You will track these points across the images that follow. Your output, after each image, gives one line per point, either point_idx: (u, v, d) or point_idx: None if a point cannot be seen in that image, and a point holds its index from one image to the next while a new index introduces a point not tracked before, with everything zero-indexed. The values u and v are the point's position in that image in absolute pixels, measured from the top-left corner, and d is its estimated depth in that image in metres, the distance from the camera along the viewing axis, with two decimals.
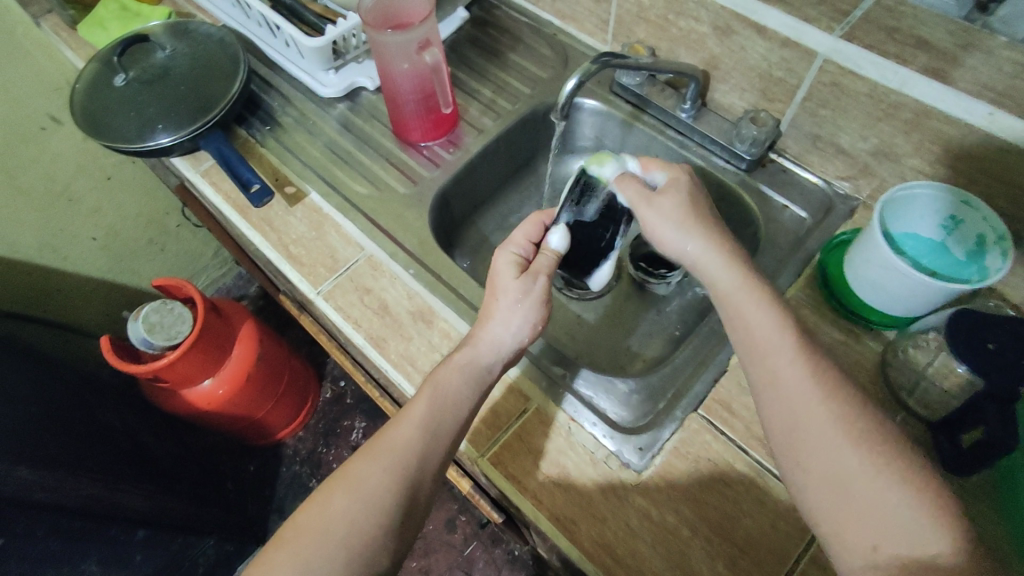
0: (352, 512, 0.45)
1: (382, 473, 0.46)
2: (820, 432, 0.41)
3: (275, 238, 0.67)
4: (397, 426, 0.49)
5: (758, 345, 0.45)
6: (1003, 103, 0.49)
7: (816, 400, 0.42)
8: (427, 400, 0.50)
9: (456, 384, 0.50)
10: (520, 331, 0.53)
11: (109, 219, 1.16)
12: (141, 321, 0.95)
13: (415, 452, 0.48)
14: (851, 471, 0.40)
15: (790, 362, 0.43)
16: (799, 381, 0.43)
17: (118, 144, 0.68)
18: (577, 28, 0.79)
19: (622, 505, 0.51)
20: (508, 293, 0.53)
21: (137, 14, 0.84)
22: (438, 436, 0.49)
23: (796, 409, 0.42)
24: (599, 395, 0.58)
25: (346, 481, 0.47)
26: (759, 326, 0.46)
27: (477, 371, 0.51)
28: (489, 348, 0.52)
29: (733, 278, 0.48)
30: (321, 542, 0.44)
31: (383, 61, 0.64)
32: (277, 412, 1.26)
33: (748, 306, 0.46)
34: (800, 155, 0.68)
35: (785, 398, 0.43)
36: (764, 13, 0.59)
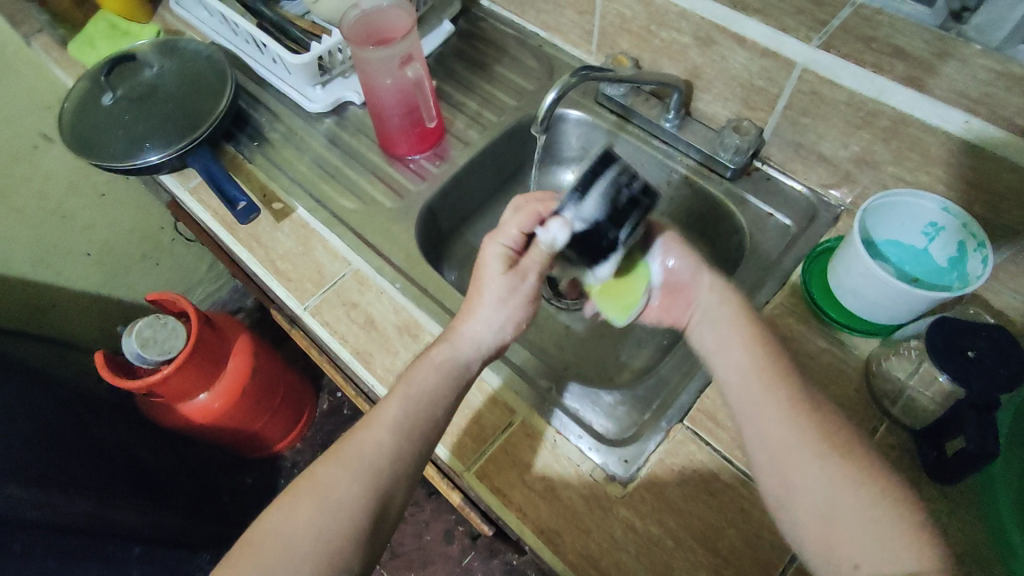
0: (323, 518, 0.45)
1: (354, 480, 0.47)
2: (799, 448, 0.43)
3: (263, 253, 0.67)
4: (367, 429, 0.49)
5: (741, 368, 0.49)
6: (978, 111, 0.50)
7: (785, 417, 0.45)
8: (401, 400, 0.50)
9: (432, 383, 0.51)
10: (501, 329, 0.54)
11: (103, 234, 1.17)
12: (135, 335, 0.96)
13: (388, 457, 0.48)
14: (829, 491, 0.41)
15: (763, 385, 0.47)
16: (773, 402, 0.46)
17: (107, 163, 0.69)
18: (561, 39, 0.80)
19: (607, 517, 0.52)
20: (491, 286, 0.54)
21: (125, 33, 0.85)
22: (410, 441, 0.49)
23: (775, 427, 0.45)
24: (586, 408, 0.58)
25: (317, 482, 0.47)
26: (739, 348, 0.50)
27: (454, 370, 0.52)
28: (469, 346, 0.53)
29: (726, 335, 0.51)
30: (291, 554, 0.44)
31: (367, 77, 0.65)
32: (273, 425, 1.26)
33: (731, 346, 0.50)
34: (784, 163, 0.68)
35: (762, 416, 0.46)
36: (742, 24, 0.60)
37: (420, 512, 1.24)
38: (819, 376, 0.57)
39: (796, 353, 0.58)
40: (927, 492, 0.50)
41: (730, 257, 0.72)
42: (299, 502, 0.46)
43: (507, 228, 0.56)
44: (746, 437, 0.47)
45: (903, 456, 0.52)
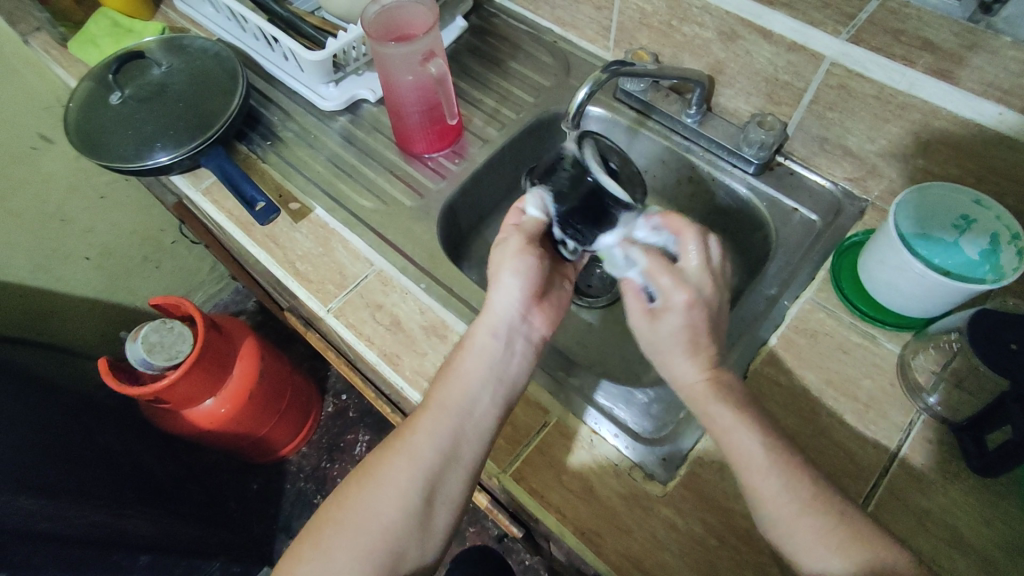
0: (379, 504, 0.48)
1: (408, 469, 0.49)
2: (801, 520, 0.43)
3: (281, 255, 0.66)
4: (418, 422, 0.51)
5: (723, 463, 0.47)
6: (1010, 103, 0.50)
7: (782, 490, 0.44)
8: (444, 387, 0.52)
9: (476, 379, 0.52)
10: (517, 285, 0.54)
11: (103, 238, 1.14)
12: (141, 341, 0.94)
13: (436, 450, 0.50)
14: (833, 562, 0.42)
15: (755, 459, 0.45)
16: (771, 486, 0.44)
17: (117, 164, 0.67)
18: (577, 35, 0.79)
19: (648, 515, 0.51)
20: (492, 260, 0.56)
21: (129, 30, 0.82)
22: (459, 428, 0.51)
23: (769, 514, 0.44)
24: (618, 406, 0.58)
25: (375, 471, 0.50)
26: (726, 439, 0.47)
27: (492, 363, 0.53)
28: (491, 316, 0.54)
29: (704, 407, 0.48)
30: (352, 537, 0.47)
31: (387, 73, 0.63)
32: (279, 429, 1.24)
33: (715, 412, 0.48)
34: (808, 158, 0.68)
35: (764, 495, 0.44)
36: (769, 18, 0.60)
37: None
38: (854, 370, 0.57)
39: (829, 348, 0.58)
40: (967, 484, 0.50)
41: (755, 252, 0.72)
42: (353, 493, 0.49)
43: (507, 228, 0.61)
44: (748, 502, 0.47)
45: (941, 448, 0.52)
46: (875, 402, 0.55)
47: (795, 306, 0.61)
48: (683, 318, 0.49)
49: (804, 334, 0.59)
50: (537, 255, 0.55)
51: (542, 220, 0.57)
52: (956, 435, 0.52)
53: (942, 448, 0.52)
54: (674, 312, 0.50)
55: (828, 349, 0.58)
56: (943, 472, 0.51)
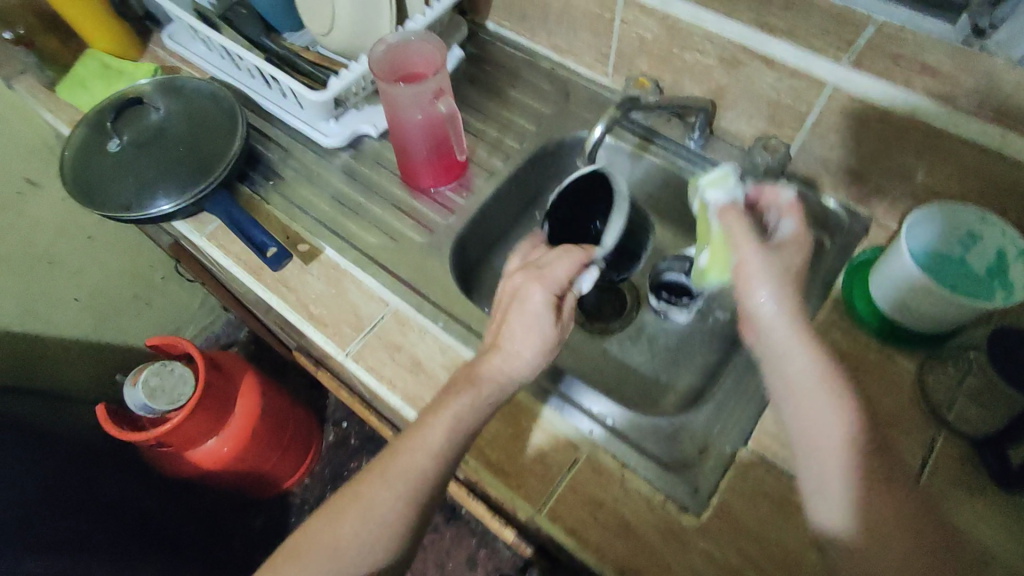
0: (361, 531, 0.47)
1: (392, 499, 0.48)
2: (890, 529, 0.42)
3: (294, 299, 0.65)
4: (405, 447, 0.49)
5: (829, 449, 0.44)
6: (1010, 124, 0.52)
7: (879, 497, 0.43)
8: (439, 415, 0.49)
9: (476, 408, 0.49)
10: (538, 353, 0.52)
11: (91, 279, 1.11)
12: (141, 387, 0.92)
13: (428, 480, 0.48)
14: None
15: (859, 461, 0.44)
16: (871, 492, 0.43)
17: (118, 213, 0.65)
18: (575, 62, 0.80)
19: (685, 549, 0.51)
20: (536, 312, 0.52)
21: (119, 72, 0.81)
22: (451, 457, 0.49)
23: (858, 519, 0.43)
24: (595, 403, 0.60)
25: (362, 494, 0.48)
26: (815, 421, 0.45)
27: (494, 395, 0.50)
28: (511, 358, 0.51)
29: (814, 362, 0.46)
30: (336, 567, 0.46)
31: (395, 113, 0.64)
32: (283, 463, 1.22)
33: (813, 389, 0.46)
34: (811, 177, 0.69)
35: (860, 498, 0.43)
36: (772, 46, 0.61)
37: (439, 540, 1.19)
38: (873, 388, 0.58)
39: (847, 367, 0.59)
40: (991, 498, 0.51)
41: None
42: (335, 517, 0.48)
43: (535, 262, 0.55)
44: (826, 494, 0.44)
45: (964, 463, 0.53)
46: (897, 420, 0.55)
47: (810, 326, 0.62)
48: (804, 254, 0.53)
49: None
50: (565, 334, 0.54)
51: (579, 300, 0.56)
52: (977, 451, 0.53)
53: (964, 463, 0.53)
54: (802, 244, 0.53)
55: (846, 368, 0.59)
56: (968, 488, 0.52)
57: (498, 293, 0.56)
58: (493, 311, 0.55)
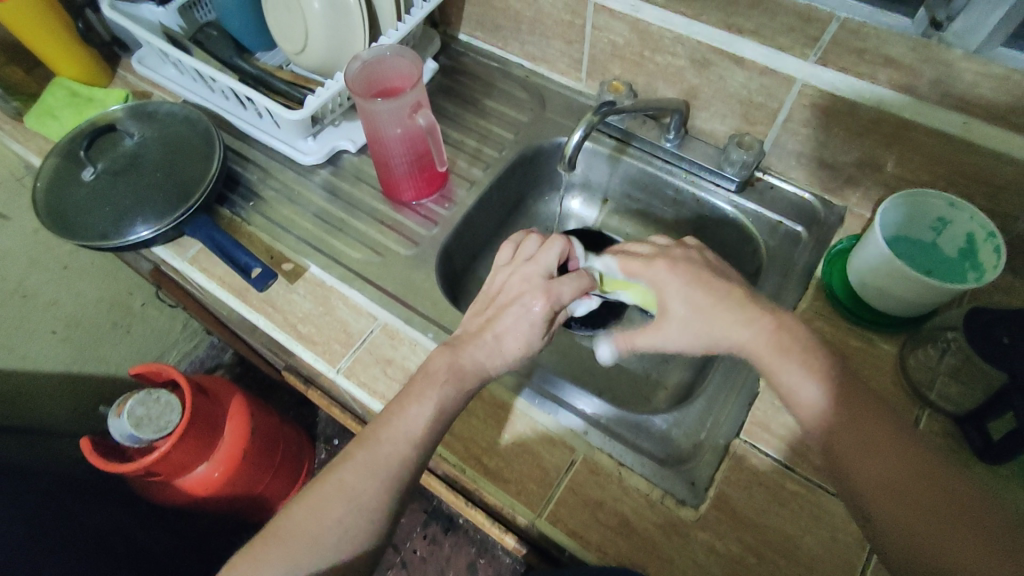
0: (343, 517, 0.45)
1: (374, 482, 0.46)
2: (877, 474, 0.44)
3: (281, 318, 0.65)
4: (392, 436, 0.48)
5: (808, 417, 0.47)
6: (973, 112, 0.54)
7: (857, 448, 0.45)
8: (418, 410, 0.49)
9: (452, 399, 0.50)
10: (518, 349, 0.52)
11: (67, 309, 1.09)
12: (127, 416, 0.90)
13: (412, 467, 0.48)
14: (913, 525, 0.42)
15: (831, 420, 0.46)
16: (855, 445, 0.45)
17: (96, 241, 0.64)
18: (548, 69, 0.81)
19: (686, 542, 0.52)
20: (527, 319, 0.52)
21: (90, 99, 0.80)
22: (431, 445, 0.49)
23: (845, 470, 0.45)
24: (574, 398, 0.61)
25: (340, 478, 0.46)
26: (797, 394, 0.48)
27: (466, 387, 0.51)
28: (493, 354, 0.52)
29: (768, 359, 0.49)
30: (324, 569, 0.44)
31: (375, 128, 0.64)
32: (276, 484, 1.19)
33: (778, 367, 0.48)
34: (785, 171, 0.71)
35: (841, 454, 0.45)
36: (740, 46, 0.62)
37: (438, 550, 1.19)
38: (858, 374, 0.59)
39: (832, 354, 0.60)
40: (977, 472, 0.52)
41: (746, 266, 0.74)
42: (307, 505, 0.46)
43: (534, 269, 0.55)
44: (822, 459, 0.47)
45: (949, 440, 0.54)
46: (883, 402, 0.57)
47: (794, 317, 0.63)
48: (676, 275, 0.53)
49: None
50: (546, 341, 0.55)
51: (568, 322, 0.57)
52: (960, 427, 0.54)
53: (949, 440, 0.54)
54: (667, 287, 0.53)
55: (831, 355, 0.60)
56: (953, 462, 0.53)
57: (494, 285, 0.56)
58: (483, 303, 0.55)
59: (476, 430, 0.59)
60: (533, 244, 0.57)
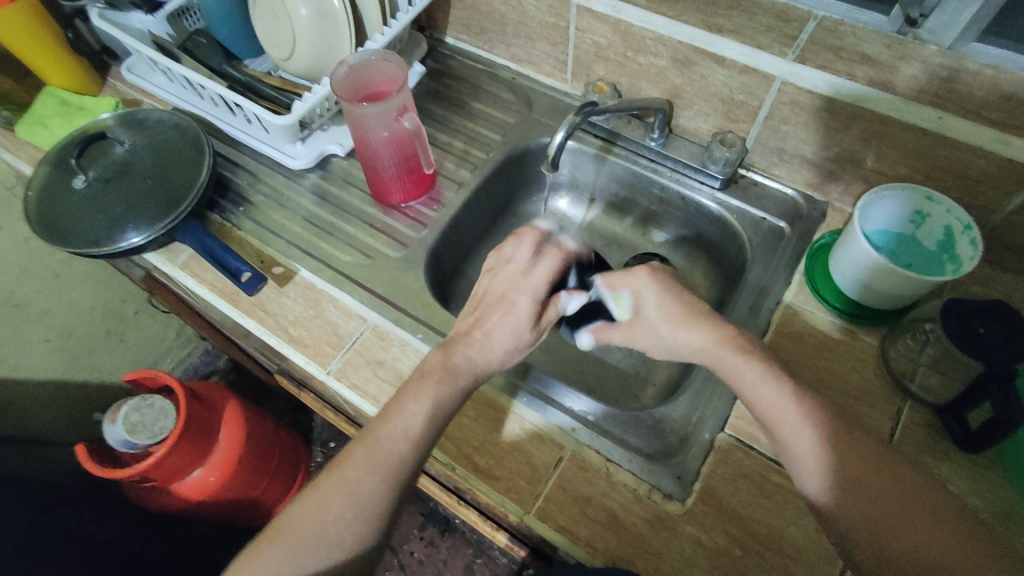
0: (346, 516, 0.46)
1: (364, 482, 0.47)
2: (836, 470, 0.45)
3: (273, 322, 0.65)
4: (381, 436, 0.48)
5: (768, 413, 0.48)
6: (946, 106, 0.55)
7: (815, 444, 0.46)
8: (414, 411, 0.50)
9: (448, 400, 0.51)
10: (508, 351, 0.55)
11: (60, 318, 1.10)
12: (122, 422, 0.91)
13: (405, 467, 0.48)
14: (876, 517, 0.43)
15: (791, 417, 0.47)
16: (812, 442, 0.46)
17: (88, 248, 0.65)
18: (534, 70, 0.82)
19: (673, 535, 0.53)
20: (520, 318, 0.56)
21: (80, 108, 0.80)
22: (428, 444, 0.49)
23: (808, 466, 0.46)
24: (563, 397, 0.62)
25: (339, 480, 0.47)
26: (760, 393, 0.49)
27: (459, 387, 0.52)
28: (481, 351, 0.54)
29: (726, 361, 0.51)
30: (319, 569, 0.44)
31: (362, 131, 0.64)
32: (272, 489, 1.20)
33: (737, 368, 0.50)
34: (768, 168, 0.72)
35: (802, 449, 0.46)
36: (720, 45, 0.63)
37: (435, 553, 1.19)
38: (841, 367, 0.60)
39: (816, 348, 0.61)
40: (957, 461, 0.53)
41: (731, 262, 0.75)
42: (308, 506, 0.46)
43: (515, 269, 0.58)
44: (784, 454, 0.48)
45: (930, 431, 0.55)
46: (865, 394, 0.58)
47: (778, 312, 0.64)
48: (653, 286, 0.55)
49: (791, 337, 0.62)
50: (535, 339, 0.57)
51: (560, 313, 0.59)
52: (941, 418, 0.55)
53: (930, 430, 0.55)
54: (644, 296, 0.56)
55: (814, 349, 0.61)
56: (934, 453, 0.54)
57: (480, 290, 0.59)
58: (471, 306, 0.58)
59: (466, 428, 0.60)
60: (524, 249, 0.59)
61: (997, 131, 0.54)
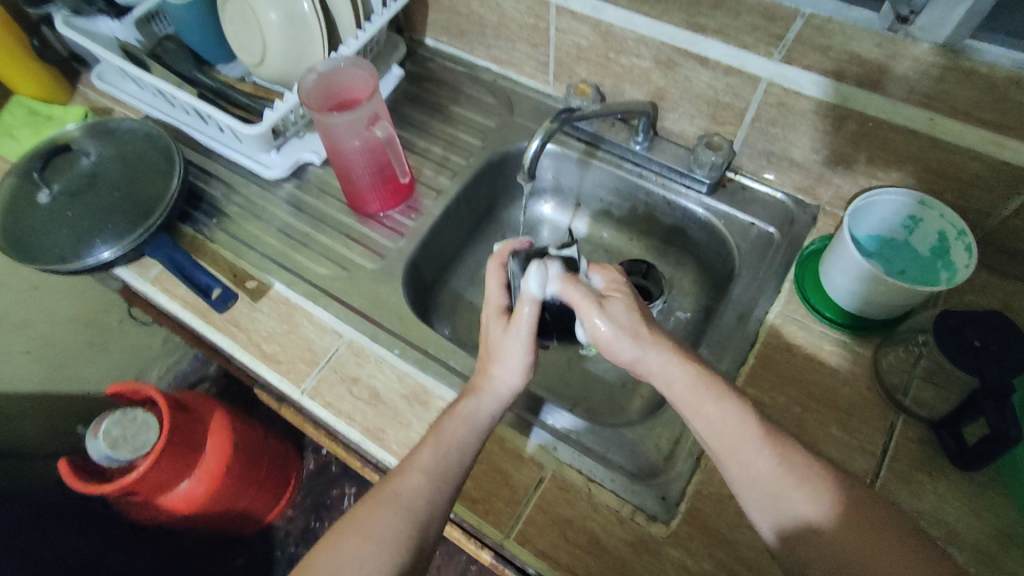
0: (360, 563, 0.43)
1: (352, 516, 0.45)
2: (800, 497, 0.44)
3: (245, 338, 0.63)
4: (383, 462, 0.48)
5: (725, 443, 0.47)
6: (936, 107, 0.52)
7: (781, 473, 0.44)
8: (434, 450, 0.48)
9: (464, 433, 0.49)
10: (526, 367, 0.51)
11: (41, 329, 1.08)
12: (102, 437, 0.90)
13: (418, 495, 0.46)
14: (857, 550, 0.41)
15: (753, 441, 0.46)
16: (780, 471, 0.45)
17: (53, 265, 0.63)
18: (516, 72, 0.79)
19: (657, 560, 0.51)
20: (521, 332, 0.51)
21: (48, 117, 0.78)
22: (444, 476, 0.47)
23: (778, 494, 0.44)
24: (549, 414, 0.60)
25: (350, 525, 0.45)
26: (719, 421, 0.47)
27: (483, 422, 0.50)
28: (490, 398, 0.51)
29: (689, 393, 0.48)
30: None
31: (332, 141, 0.62)
32: (261, 498, 1.18)
33: (704, 402, 0.48)
34: (756, 171, 0.70)
35: (761, 476, 0.45)
36: (703, 45, 0.60)
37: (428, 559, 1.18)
38: (832, 379, 0.58)
39: (805, 360, 0.59)
40: (952, 478, 0.51)
41: (719, 269, 0.73)
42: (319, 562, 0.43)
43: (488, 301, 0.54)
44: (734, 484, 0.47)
45: (925, 446, 0.53)
46: (857, 408, 0.56)
47: (766, 322, 0.62)
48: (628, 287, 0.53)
49: (780, 349, 0.60)
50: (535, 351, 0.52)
51: (537, 299, 0.49)
52: (935, 432, 0.53)
53: (924, 446, 0.53)
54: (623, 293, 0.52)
55: (804, 362, 0.59)
56: (929, 470, 0.52)
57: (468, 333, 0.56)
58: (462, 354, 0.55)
59: None
60: (495, 278, 0.55)
61: (993, 132, 0.51)
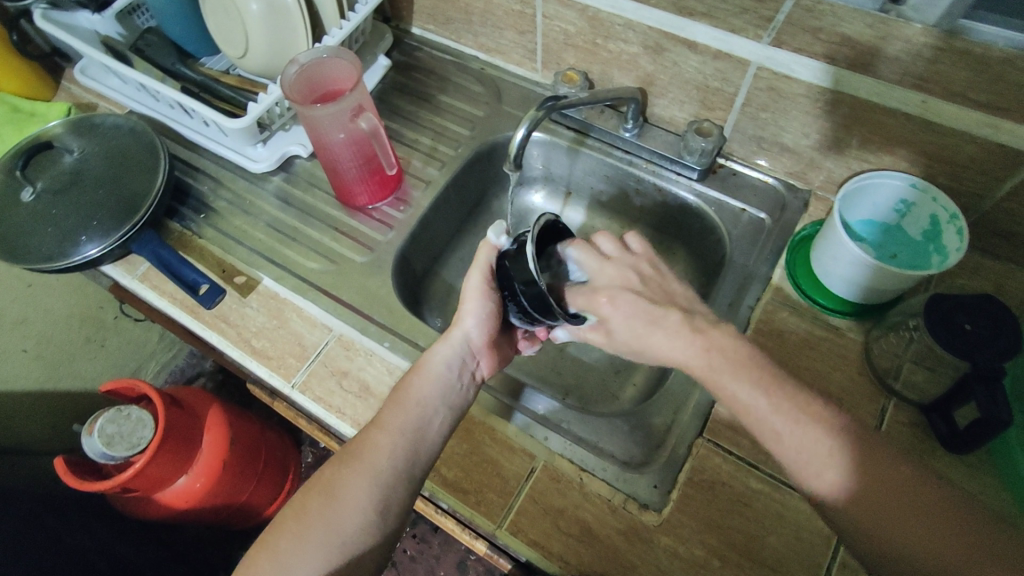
0: (326, 525, 0.44)
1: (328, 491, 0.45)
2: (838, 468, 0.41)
3: (235, 333, 0.63)
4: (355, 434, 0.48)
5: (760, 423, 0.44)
6: (928, 88, 0.52)
7: (820, 445, 0.42)
8: (397, 408, 0.50)
9: (430, 389, 0.51)
10: (482, 314, 0.54)
11: (35, 327, 1.07)
12: (98, 434, 0.89)
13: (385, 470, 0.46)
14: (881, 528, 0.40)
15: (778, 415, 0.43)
16: (813, 443, 0.42)
17: (40, 264, 0.62)
18: (504, 60, 0.78)
19: (649, 548, 0.51)
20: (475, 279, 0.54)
21: (31, 114, 0.77)
22: (409, 448, 0.48)
23: (812, 463, 0.42)
24: (535, 401, 0.60)
25: (318, 493, 0.45)
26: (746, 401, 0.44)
27: (441, 371, 0.53)
28: (446, 345, 0.54)
29: (709, 371, 0.46)
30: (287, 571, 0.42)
31: (317, 134, 0.62)
32: (260, 491, 1.18)
33: (724, 381, 0.45)
34: (748, 157, 0.69)
35: (794, 450, 0.42)
36: (691, 29, 0.59)
37: (427, 549, 1.18)
38: (824, 364, 0.57)
39: (797, 345, 0.59)
40: (944, 462, 0.51)
41: (711, 256, 0.72)
42: (292, 523, 0.44)
43: None
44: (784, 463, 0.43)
45: (916, 430, 0.53)
46: (847, 393, 0.56)
47: (758, 308, 0.62)
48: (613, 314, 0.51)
49: (772, 335, 0.59)
50: (495, 301, 0.55)
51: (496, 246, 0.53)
52: (926, 416, 0.53)
53: (916, 430, 0.53)
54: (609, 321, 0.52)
55: (795, 348, 0.59)
56: (920, 453, 0.52)
57: None
58: None
59: None
60: None
61: (986, 114, 0.50)
